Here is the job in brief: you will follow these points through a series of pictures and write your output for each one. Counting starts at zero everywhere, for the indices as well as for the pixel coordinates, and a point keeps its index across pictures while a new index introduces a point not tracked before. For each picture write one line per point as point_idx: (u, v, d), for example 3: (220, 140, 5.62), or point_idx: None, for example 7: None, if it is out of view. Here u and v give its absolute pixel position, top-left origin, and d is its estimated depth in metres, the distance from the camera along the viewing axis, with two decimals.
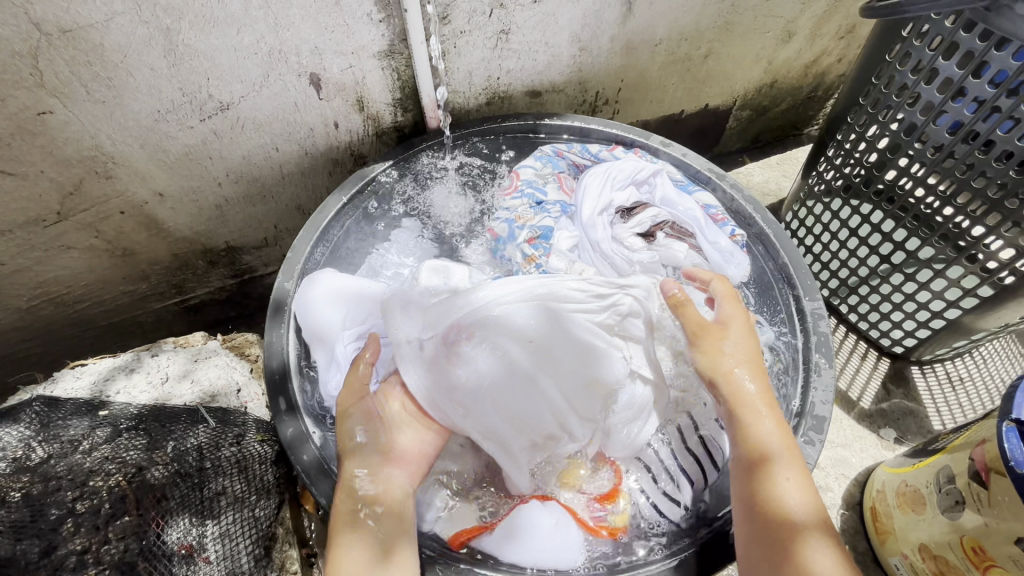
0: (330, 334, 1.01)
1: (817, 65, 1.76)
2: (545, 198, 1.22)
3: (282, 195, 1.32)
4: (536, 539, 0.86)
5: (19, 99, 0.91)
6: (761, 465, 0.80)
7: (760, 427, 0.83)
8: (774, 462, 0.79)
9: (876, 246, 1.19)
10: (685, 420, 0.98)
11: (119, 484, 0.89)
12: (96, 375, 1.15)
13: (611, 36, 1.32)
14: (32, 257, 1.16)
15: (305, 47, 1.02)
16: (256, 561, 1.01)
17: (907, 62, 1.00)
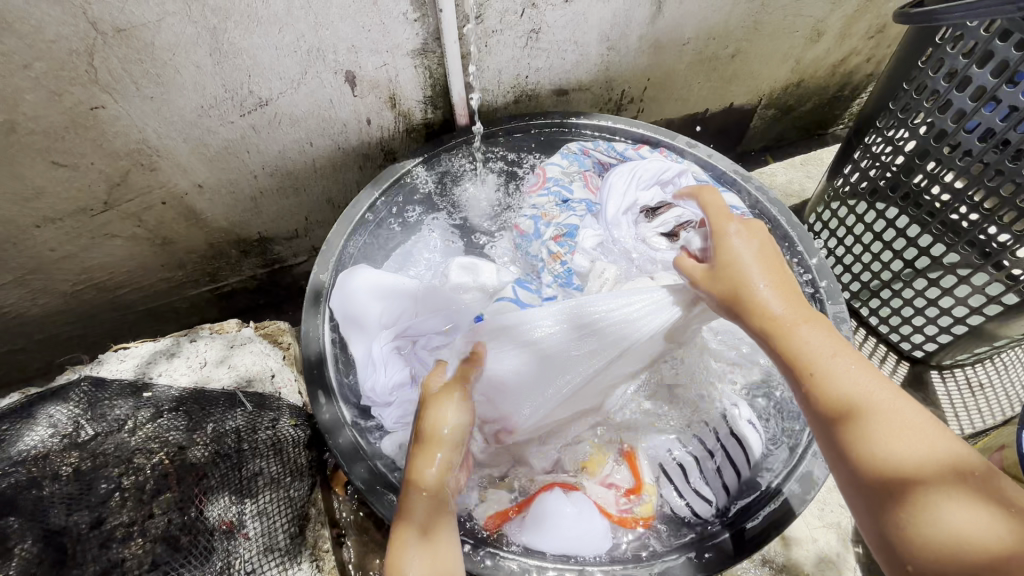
0: (368, 327, 1.06)
1: (845, 65, 1.75)
2: (571, 196, 1.26)
3: (315, 188, 1.35)
4: (560, 527, 0.87)
5: (75, 94, 0.95)
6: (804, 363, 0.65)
7: (808, 345, 0.66)
8: (816, 373, 0.64)
9: (901, 250, 1.20)
10: (719, 419, 0.98)
11: (162, 462, 0.96)
12: (139, 358, 1.21)
13: (639, 35, 1.32)
14: (79, 244, 1.22)
15: (342, 45, 1.05)
16: (292, 538, 1.06)
17: (940, 68, 1.00)
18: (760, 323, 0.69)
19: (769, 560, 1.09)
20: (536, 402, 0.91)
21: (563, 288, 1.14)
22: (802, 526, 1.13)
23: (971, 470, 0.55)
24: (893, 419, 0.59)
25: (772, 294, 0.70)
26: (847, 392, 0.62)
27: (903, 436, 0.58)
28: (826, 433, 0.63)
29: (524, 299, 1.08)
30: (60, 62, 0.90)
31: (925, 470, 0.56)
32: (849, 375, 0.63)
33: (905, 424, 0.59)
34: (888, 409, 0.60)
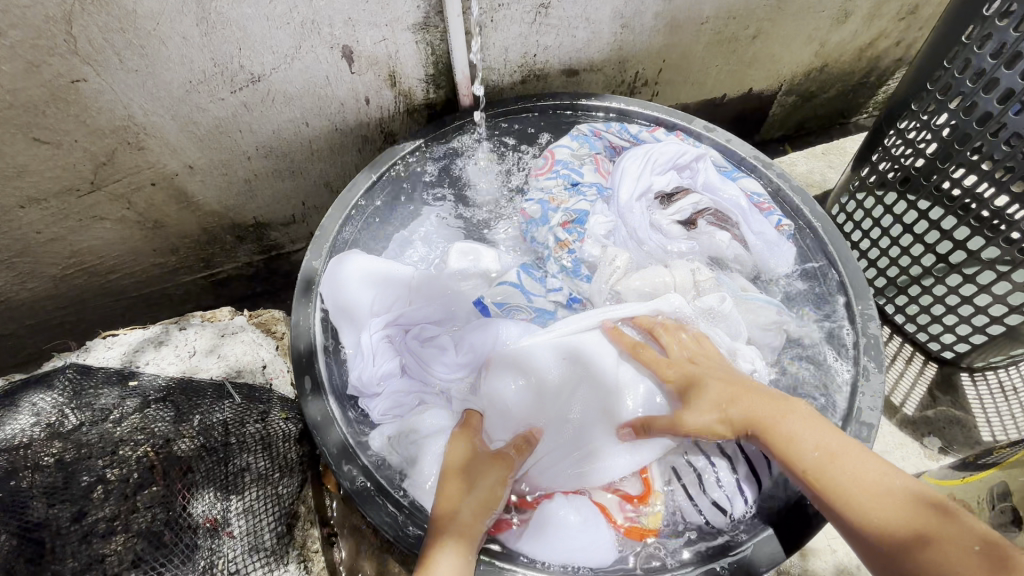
0: (361, 317, 1.01)
1: (873, 48, 1.65)
2: (581, 180, 1.18)
3: (311, 171, 1.30)
4: (564, 541, 0.80)
5: (54, 65, 0.90)
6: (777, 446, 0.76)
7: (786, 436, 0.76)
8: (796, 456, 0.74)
9: (933, 244, 1.11)
10: None
11: (148, 455, 0.91)
12: (126, 346, 1.16)
13: (655, 13, 1.25)
14: (67, 226, 1.17)
15: (338, 18, 0.98)
16: (279, 538, 1.01)
17: (987, 45, 0.91)
18: (733, 424, 0.80)
19: (785, 572, 1.01)
20: (556, 430, 0.88)
21: (569, 279, 1.08)
22: (820, 536, 1.04)
23: (939, 536, 0.62)
24: (866, 491, 0.68)
25: (744, 396, 0.81)
26: (838, 478, 0.70)
27: (875, 502, 0.67)
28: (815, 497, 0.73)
29: (526, 287, 1.05)
30: (37, 30, 0.84)
31: (890, 534, 0.65)
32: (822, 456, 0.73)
33: (877, 494, 0.68)
34: (866, 483, 0.69)
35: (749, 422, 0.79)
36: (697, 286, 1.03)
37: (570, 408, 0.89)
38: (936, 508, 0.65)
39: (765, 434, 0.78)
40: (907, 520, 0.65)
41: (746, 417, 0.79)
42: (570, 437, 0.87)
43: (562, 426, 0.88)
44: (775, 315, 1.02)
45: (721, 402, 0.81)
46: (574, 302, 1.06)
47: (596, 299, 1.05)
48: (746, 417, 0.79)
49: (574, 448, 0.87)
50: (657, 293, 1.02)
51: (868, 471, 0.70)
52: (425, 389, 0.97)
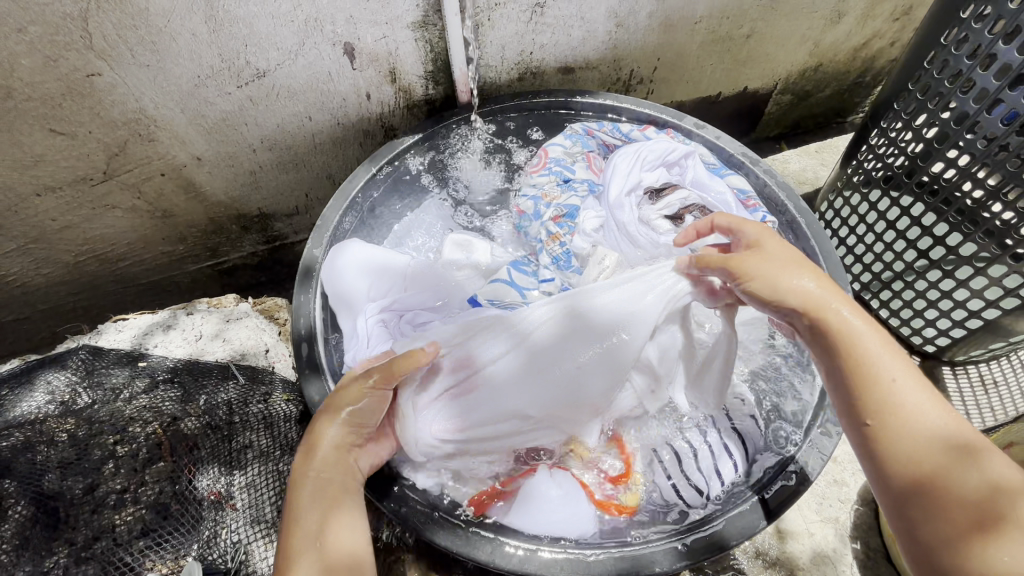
0: (356, 303, 1.04)
1: (867, 48, 1.67)
2: (573, 176, 1.22)
3: (314, 163, 1.34)
4: (543, 511, 0.85)
5: (70, 60, 0.95)
6: (854, 360, 0.69)
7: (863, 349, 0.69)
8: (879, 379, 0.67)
9: (915, 240, 1.15)
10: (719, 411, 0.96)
11: (156, 432, 0.96)
12: (137, 329, 1.22)
13: (649, 13, 1.28)
14: (80, 214, 1.22)
15: (340, 16, 1.02)
16: (279, 512, 1.02)
17: (964, 46, 0.95)
18: (802, 308, 0.73)
19: (763, 553, 1.05)
20: (491, 387, 0.89)
21: (561, 271, 1.12)
22: (798, 520, 1.08)
23: (956, 482, 0.60)
24: (910, 418, 0.64)
25: (840, 300, 0.73)
26: (903, 407, 0.65)
27: (913, 428, 0.64)
28: (846, 402, 0.69)
29: (518, 282, 1.08)
30: (54, 26, 0.89)
31: (911, 462, 0.63)
32: (904, 388, 0.66)
33: (918, 424, 0.64)
34: (916, 409, 0.65)
35: (821, 319, 0.72)
36: None
37: (553, 354, 0.90)
38: (974, 453, 0.61)
39: (833, 334, 0.71)
40: (930, 449, 0.62)
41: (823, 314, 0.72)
42: (537, 384, 0.88)
43: (507, 381, 0.89)
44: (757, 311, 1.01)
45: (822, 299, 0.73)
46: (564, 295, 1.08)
47: None
48: (824, 309, 0.72)
49: (490, 408, 0.88)
50: None
51: (926, 402, 0.65)
52: None
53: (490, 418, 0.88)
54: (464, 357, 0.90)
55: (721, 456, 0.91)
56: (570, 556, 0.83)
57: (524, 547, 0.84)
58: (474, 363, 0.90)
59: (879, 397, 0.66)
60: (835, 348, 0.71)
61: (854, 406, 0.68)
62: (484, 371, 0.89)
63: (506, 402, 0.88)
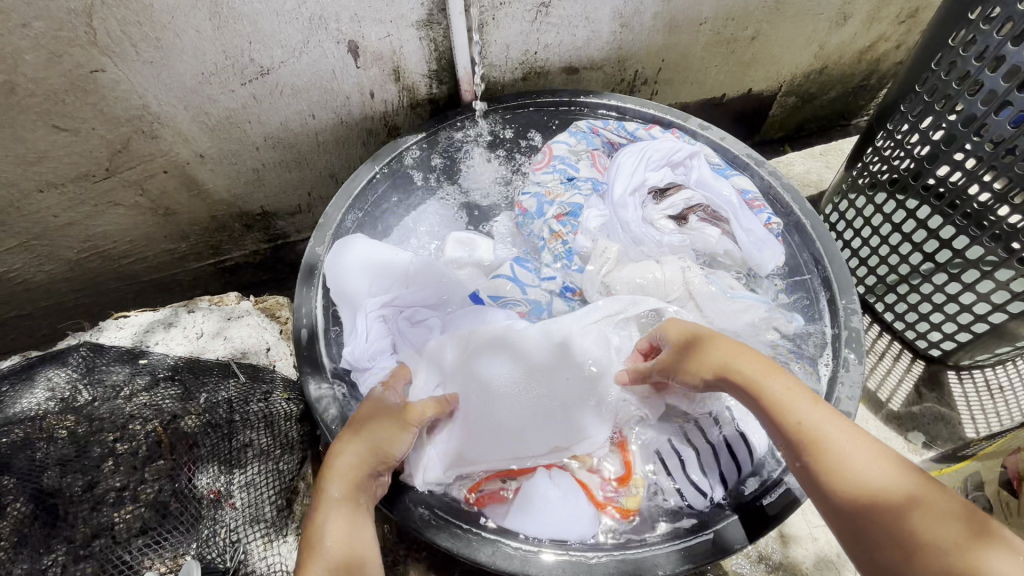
0: (358, 300, 1.04)
1: (873, 51, 1.67)
2: (577, 174, 1.21)
3: (317, 162, 1.34)
4: (543, 513, 0.84)
5: (74, 56, 0.94)
6: (773, 406, 0.68)
7: (775, 395, 0.68)
8: (798, 420, 0.65)
9: (921, 243, 1.14)
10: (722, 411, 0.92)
11: (156, 430, 0.96)
12: (137, 327, 1.22)
13: (654, 13, 1.27)
14: (83, 211, 1.22)
15: (344, 14, 1.02)
16: (279, 510, 1.03)
17: (971, 48, 0.94)
18: (718, 373, 0.74)
19: (766, 557, 1.04)
20: (491, 412, 0.90)
21: (563, 269, 1.12)
22: (801, 524, 1.07)
23: (907, 509, 0.56)
24: (840, 454, 0.61)
25: (744, 355, 0.74)
26: (829, 442, 0.62)
27: (844, 466, 0.60)
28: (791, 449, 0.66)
29: (520, 278, 1.08)
30: (59, 21, 0.89)
31: (852, 501, 0.59)
32: (825, 424, 0.64)
33: (862, 467, 0.60)
34: (846, 444, 0.62)
35: (732, 375, 0.73)
36: (686, 287, 1.05)
37: (552, 380, 0.93)
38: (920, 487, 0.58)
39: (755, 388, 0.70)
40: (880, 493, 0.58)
41: (732, 369, 0.73)
42: (534, 405, 0.91)
43: (504, 406, 0.91)
44: (761, 311, 1.04)
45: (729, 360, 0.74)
46: (567, 291, 1.10)
47: (588, 289, 1.08)
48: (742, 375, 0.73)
49: (493, 431, 0.89)
50: (646, 288, 1.04)
51: (843, 431, 0.63)
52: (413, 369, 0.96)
53: (493, 442, 0.88)
54: (471, 385, 0.92)
55: (723, 457, 0.89)
56: (571, 558, 0.83)
57: (524, 550, 0.84)
58: (480, 380, 0.92)
59: (804, 440, 0.64)
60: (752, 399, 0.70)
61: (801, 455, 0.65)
62: (488, 397, 0.91)
63: (504, 424, 0.90)
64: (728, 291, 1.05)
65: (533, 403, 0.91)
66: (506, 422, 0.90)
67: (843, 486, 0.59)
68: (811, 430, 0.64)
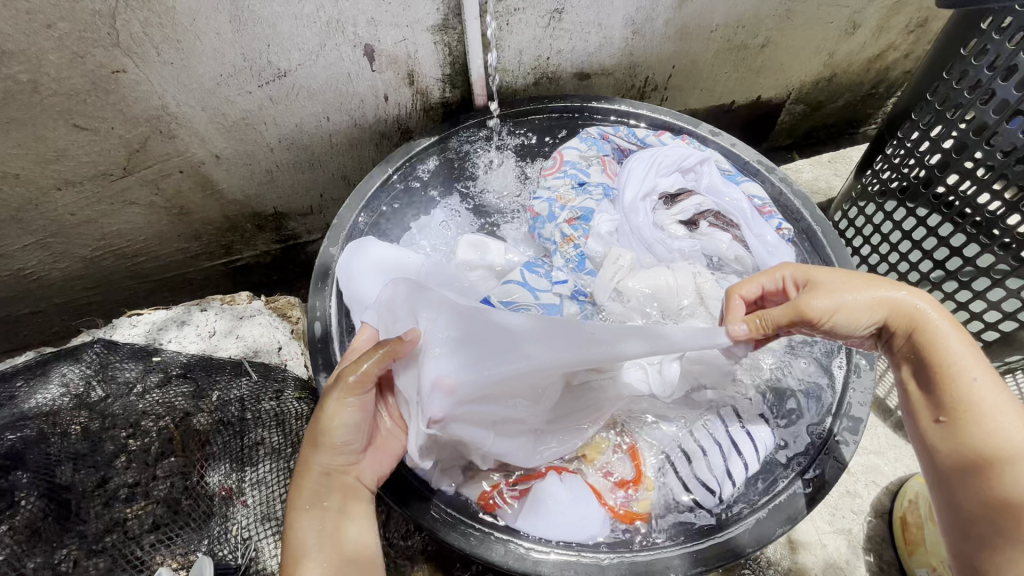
0: (368, 302, 1.03)
1: (881, 60, 1.68)
2: (588, 179, 1.22)
3: (330, 164, 1.35)
4: (551, 514, 0.84)
5: (96, 57, 0.96)
6: (939, 372, 0.74)
7: (950, 359, 0.73)
8: (970, 386, 0.72)
9: (931, 251, 1.14)
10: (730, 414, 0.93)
11: (168, 427, 0.97)
12: (150, 324, 1.23)
13: (666, 20, 1.29)
14: (99, 210, 1.24)
15: (362, 18, 1.04)
16: (291, 509, 1.03)
17: (983, 58, 0.95)
18: (887, 321, 0.79)
19: (775, 564, 1.04)
20: (486, 366, 0.79)
21: (575, 272, 1.12)
22: (811, 530, 1.07)
23: (1009, 487, 0.66)
24: (989, 430, 0.69)
25: (930, 311, 0.76)
26: (983, 413, 0.70)
27: (991, 439, 0.68)
28: (924, 399, 0.75)
29: (531, 283, 1.07)
30: (83, 23, 0.90)
31: (961, 463, 0.70)
32: (994, 399, 0.70)
33: (999, 430, 0.68)
34: (990, 413, 0.69)
35: (920, 330, 0.76)
36: (699, 291, 1.04)
37: (562, 339, 0.81)
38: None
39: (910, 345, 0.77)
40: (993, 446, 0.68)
41: (912, 324, 0.77)
42: (534, 365, 0.81)
43: (503, 361, 0.80)
44: None
45: (918, 315, 0.77)
46: (578, 295, 1.08)
47: (600, 295, 1.06)
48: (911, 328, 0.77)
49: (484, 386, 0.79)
50: (659, 291, 1.04)
51: (1015, 416, 0.69)
52: None
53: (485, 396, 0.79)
54: (465, 334, 0.82)
55: (734, 460, 0.89)
56: (582, 559, 0.84)
57: (534, 549, 0.84)
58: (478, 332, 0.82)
59: (955, 403, 0.72)
60: (913, 352, 0.77)
61: (927, 405, 0.74)
62: (493, 346, 0.81)
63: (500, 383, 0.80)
64: None
65: (533, 361, 0.81)
66: (504, 383, 0.80)
67: (967, 449, 0.70)
68: (975, 398, 0.71)
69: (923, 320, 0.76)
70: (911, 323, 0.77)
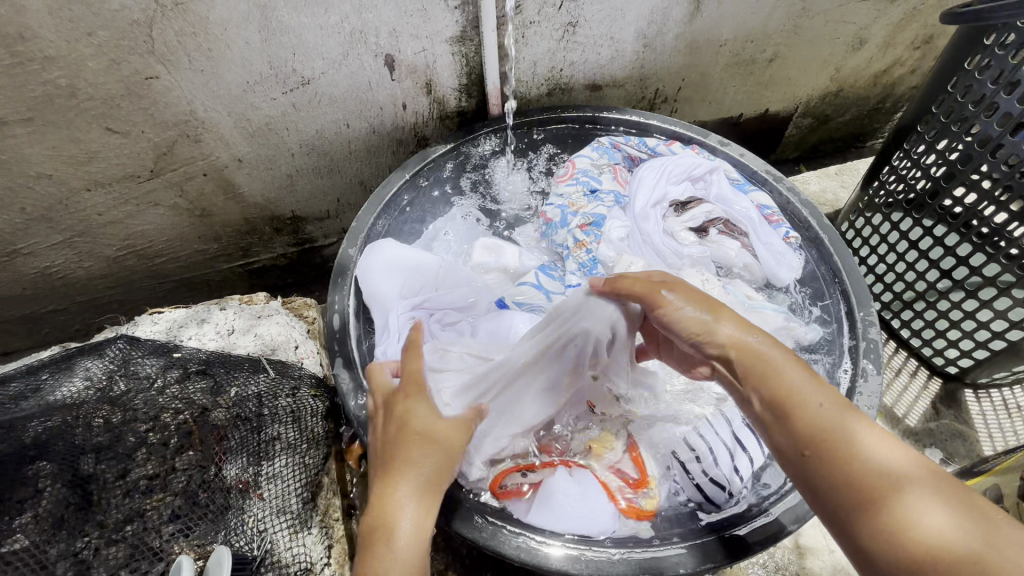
0: (387, 301, 1.06)
1: (888, 75, 1.71)
2: (600, 187, 1.25)
3: (348, 169, 1.39)
4: (559, 508, 0.86)
5: (131, 63, 1.01)
6: (783, 396, 0.62)
7: (786, 378, 0.64)
8: (812, 407, 0.61)
9: (938, 260, 1.16)
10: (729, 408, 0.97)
11: (187, 421, 1.01)
12: (171, 322, 1.26)
13: (677, 34, 1.32)
14: (125, 210, 1.28)
15: (384, 29, 1.08)
16: (305, 504, 1.05)
17: (987, 72, 0.97)
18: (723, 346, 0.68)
19: (783, 568, 1.04)
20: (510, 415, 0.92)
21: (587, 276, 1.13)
22: (818, 536, 1.08)
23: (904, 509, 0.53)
24: (858, 453, 0.57)
25: (753, 330, 0.69)
26: (857, 441, 0.58)
27: (863, 466, 0.56)
28: (780, 432, 0.62)
29: (545, 286, 1.12)
30: (121, 31, 0.95)
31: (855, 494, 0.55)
32: (858, 426, 0.59)
33: (876, 452, 0.57)
34: (862, 437, 0.58)
35: (736, 353, 0.67)
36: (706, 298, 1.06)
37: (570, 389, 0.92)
38: (925, 481, 0.54)
39: (762, 365, 0.65)
40: (875, 476, 0.55)
41: (732, 345, 0.68)
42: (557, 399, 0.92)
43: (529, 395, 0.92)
44: (780, 320, 1.05)
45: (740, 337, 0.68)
46: None
47: None
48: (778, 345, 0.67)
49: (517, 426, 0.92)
50: None
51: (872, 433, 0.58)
52: None
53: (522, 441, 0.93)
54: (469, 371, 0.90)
55: (738, 454, 0.92)
56: (595, 554, 0.85)
57: (545, 543, 0.85)
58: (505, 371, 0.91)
59: (811, 431, 0.60)
60: (754, 376, 0.65)
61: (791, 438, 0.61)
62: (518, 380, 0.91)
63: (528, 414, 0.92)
64: (745, 302, 1.08)
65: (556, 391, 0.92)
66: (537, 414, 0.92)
67: (848, 481, 0.56)
68: (825, 420, 0.60)
69: (740, 335, 0.68)
70: (737, 337, 0.68)
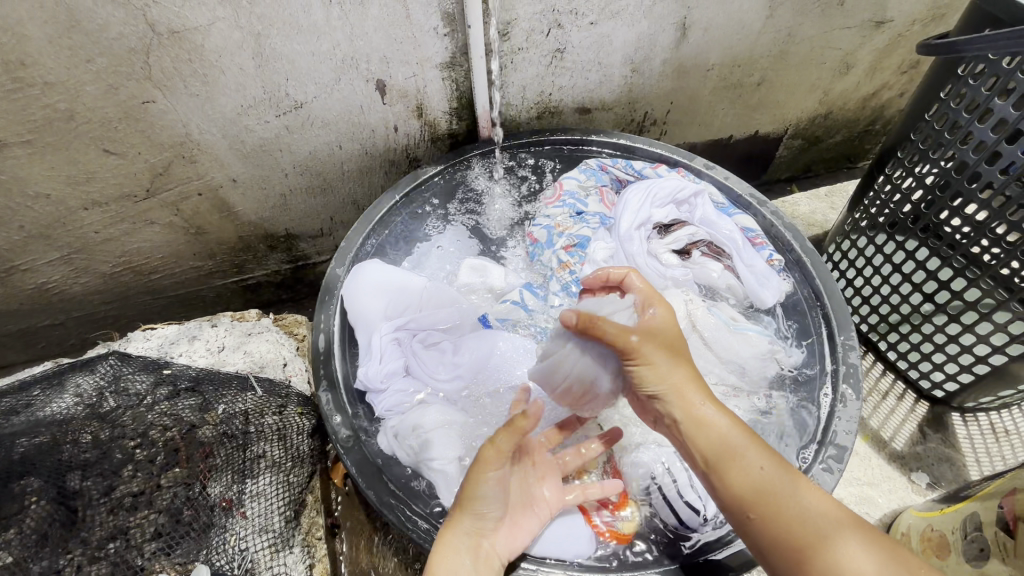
0: (373, 321, 1.09)
1: (876, 98, 1.73)
2: (585, 209, 1.27)
3: (341, 189, 1.42)
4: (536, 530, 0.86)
5: (128, 88, 1.04)
6: (723, 451, 0.73)
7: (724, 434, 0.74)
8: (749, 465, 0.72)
9: (921, 283, 1.17)
10: None
11: (174, 438, 1.00)
12: (163, 338, 1.28)
13: (663, 59, 1.35)
14: (121, 228, 1.31)
15: (375, 56, 1.11)
16: (286, 522, 1.08)
17: (961, 101, 0.99)
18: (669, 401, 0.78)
19: None
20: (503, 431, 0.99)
21: (570, 298, 1.14)
22: None
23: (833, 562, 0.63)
24: (794, 506, 0.68)
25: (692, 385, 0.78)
26: (791, 498, 0.69)
27: (797, 518, 0.68)
28: (727, 484, 0.72)
29: (528, 303, 1.14)
30: (119, 58, 0.98)
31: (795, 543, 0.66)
32: (786, 480, 0.70)
33: (806, 506, 0.68)
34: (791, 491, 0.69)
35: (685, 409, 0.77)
36: (690, 317, 1.07)
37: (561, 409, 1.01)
38: (846, 529, 0.66)
39: (708, 429, 0.75)
40: (807, 528, 0.66)
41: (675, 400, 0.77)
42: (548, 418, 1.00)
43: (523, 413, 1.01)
44: (766, 343, 1.06)
45: (687, 394, 0.77)
46: None
47: None
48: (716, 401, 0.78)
49: None
50: None
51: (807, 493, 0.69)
52: (425, 390, 1.03)
53: None
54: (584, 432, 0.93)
55: None
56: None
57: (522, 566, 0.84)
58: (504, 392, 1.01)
59: (750, 490, 0.70)
60: (696, 435, 0.76)
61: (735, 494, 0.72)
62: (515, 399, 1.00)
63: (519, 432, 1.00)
64: (731, 323, 1.09)
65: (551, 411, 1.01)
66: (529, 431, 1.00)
67: (785, 531, 0.67)
68: (762, 479, 0.71)
69: (685, 391, 0.77)
70: (681, 390, 0.78)
